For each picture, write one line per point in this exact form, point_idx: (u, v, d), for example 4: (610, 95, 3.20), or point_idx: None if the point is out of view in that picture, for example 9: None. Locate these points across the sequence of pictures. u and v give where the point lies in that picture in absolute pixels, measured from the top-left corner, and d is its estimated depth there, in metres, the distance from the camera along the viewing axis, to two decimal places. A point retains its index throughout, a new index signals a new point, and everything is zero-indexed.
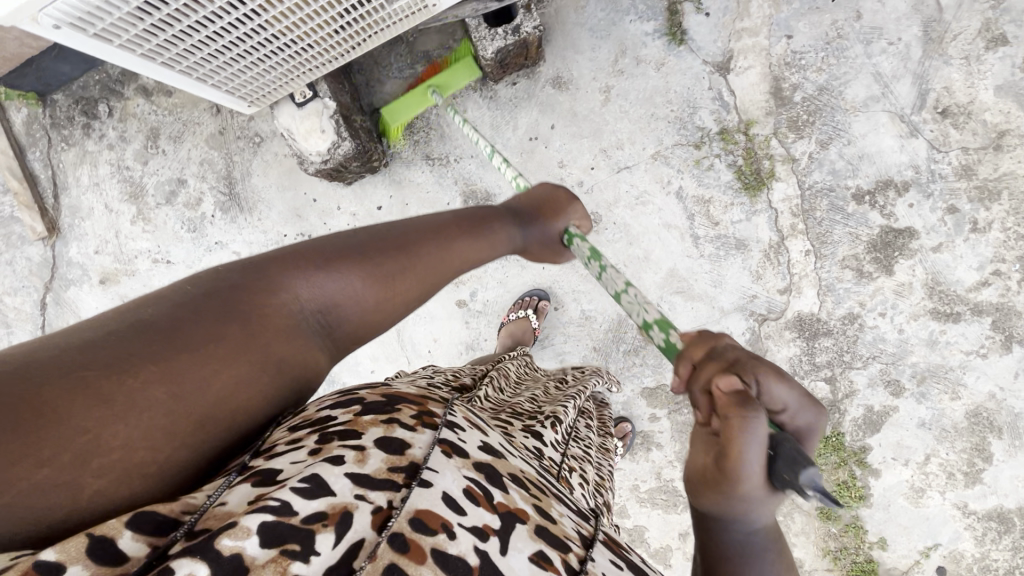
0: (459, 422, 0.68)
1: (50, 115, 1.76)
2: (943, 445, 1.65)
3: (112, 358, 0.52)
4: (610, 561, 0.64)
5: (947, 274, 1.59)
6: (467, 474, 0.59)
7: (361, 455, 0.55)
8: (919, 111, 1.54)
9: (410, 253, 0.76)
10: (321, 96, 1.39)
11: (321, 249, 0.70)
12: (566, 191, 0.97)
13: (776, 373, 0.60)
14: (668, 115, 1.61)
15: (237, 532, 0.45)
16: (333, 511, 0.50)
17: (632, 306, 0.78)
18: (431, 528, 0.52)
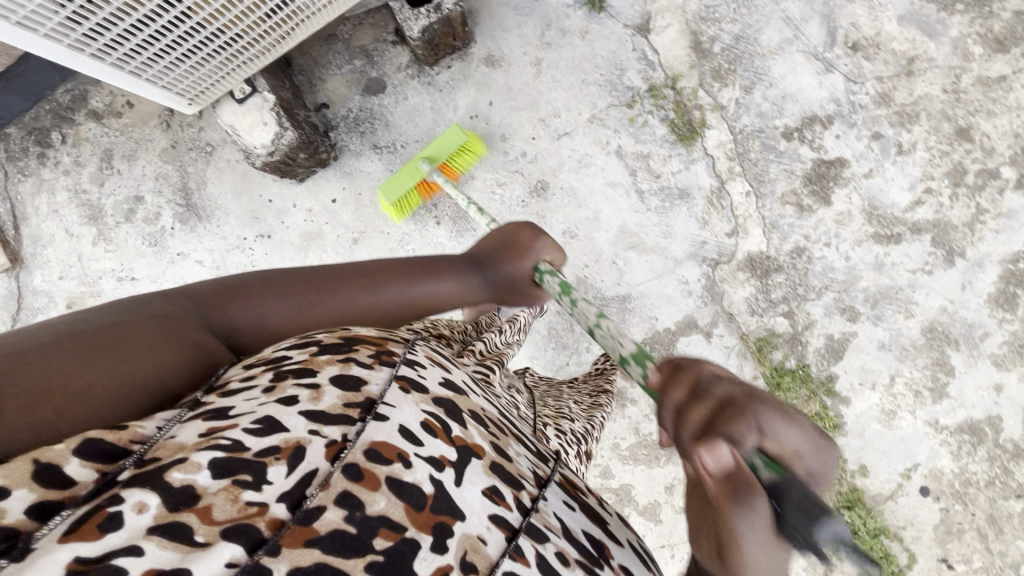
0: (420, 359, 0.72)
1: (4, 149, 1.80)
2: (906, 365, 1.69)
3: (71, 337, 0.63)
4: (564, 501, 0.70)
5: (882, 197, 1.66)
6: (425, 407, 0.64)
7: (316, 392, 0.60)
8: (832, 48, 1.63)
9: (350, 288, 0.86)
10: (261, 91, 1.46)
11: (258, 281, 0.81)
12: (532, 228, 1.04)
13: (778, 414, 0.59)
14: (598, 79, 1.69)
15: (188, 467, 0.51)
16: (286, 446, 0.55)
17: (607, 340, 0.91)
18: (386, 458, 0.57)
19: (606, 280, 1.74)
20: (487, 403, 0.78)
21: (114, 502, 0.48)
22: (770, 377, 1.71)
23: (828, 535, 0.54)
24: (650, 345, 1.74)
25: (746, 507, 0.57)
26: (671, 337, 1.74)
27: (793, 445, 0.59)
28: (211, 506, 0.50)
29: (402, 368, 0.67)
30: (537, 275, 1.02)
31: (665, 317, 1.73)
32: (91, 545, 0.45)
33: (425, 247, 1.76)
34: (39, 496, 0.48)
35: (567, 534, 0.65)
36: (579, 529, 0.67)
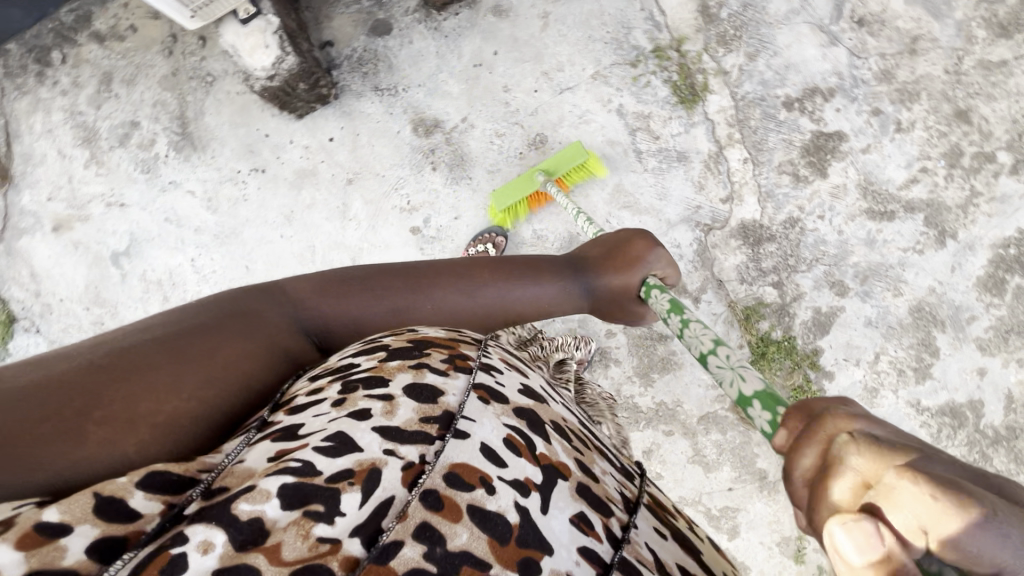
0: (496, 365, 0.78)
1: (4, 64, 1.79)
2: (891, 343, 1.69)
3: (123, 350, 0.70)
4: (654, 531, 0.71)
5: (878, 173, 1.66)
6: (507, 422, 0.68)
7: (390, 407, 0.65)
8: (837, 21, 1.64)
9: (437, 288, 0.92)
10: (265, 13, 1.44)
11: (336, 280, 0.89)
12: (644, 238, 1.09)
13: (938, 487, 0.45)
14: (604, 37, 1.69)
15: (255, 499, 0.55)
16: (360, 469, 0.59)
17: (693, 338, 0.99)
18: (469, 483, 0.60)
19: None
20: (566, 411, 0.83)
21: (178, 542, 0.51)
22: (755, 346, 1.70)
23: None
24: None
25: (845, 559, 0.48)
26: None
27: (979, 541, 0.44)
28: (281, 543, 0.53)
29: (480, 376, 0.72)
30: (642, 289, 1.08)
31: None
32: None
33: (419, 193, 1.75)
34: (101, 530, 0.51)
35: (661, 568, 0.65)
36: (674, 563, 0.68)
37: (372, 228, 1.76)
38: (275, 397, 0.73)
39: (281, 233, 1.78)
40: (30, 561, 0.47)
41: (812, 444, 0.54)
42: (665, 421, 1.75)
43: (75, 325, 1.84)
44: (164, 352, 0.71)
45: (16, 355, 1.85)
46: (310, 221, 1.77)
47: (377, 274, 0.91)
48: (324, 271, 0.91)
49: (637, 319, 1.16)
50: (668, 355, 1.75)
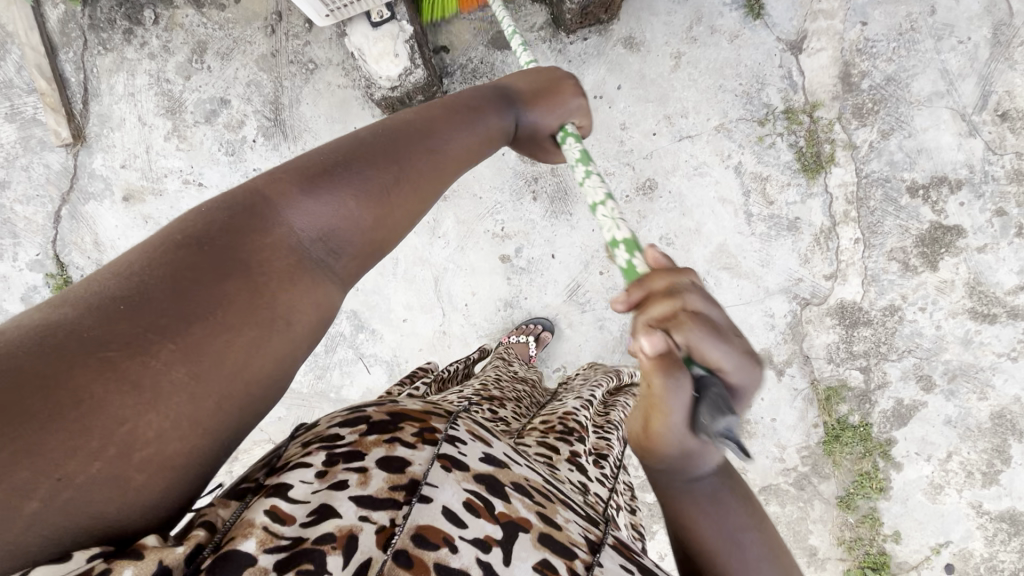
0: (462, 435, 0.58)
1: (89, 15, 1.64)
2: (965, 444, 1.68)
3: (113, 331, 0.39)
4: (620, 566, 0.56)
5: (988, 274, 1.62)
6: (468, 485, 0.52)
7: (362, 476, 0.48)
8: (980, 112, 1.57)
9: (406, 162, 0.58)
10: (399, 19, 1.33)
11: (318, 165, 0.53)
12: (573, 82, 0.82)
13: (713, 329, 0.54)
14: (735, 88, 1.60)
15: (256, 571, 0.39)
16: (341, 534, 0.44)
17: (606, 221, 0.72)
18: (434, 542, 0.46)
19: None
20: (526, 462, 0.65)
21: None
22: (830, 427, 1.69)
23: (723, 425, 0.52)
24: None
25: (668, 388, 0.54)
26: None
27: (727, 364, 0.55)
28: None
29: (444, 445, 0.54)
30: (561, 134, 0.80)
31: None
32: None
33: (515, 221, 1.67)
34: None
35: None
36: None
37: (459, 250, 1.70)
38: (270, 460, 0.52)
39: None
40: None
41: (666, 295, 0.55)
42: None
43: None
44: (169, 341, 0.40)
45: None
46: None
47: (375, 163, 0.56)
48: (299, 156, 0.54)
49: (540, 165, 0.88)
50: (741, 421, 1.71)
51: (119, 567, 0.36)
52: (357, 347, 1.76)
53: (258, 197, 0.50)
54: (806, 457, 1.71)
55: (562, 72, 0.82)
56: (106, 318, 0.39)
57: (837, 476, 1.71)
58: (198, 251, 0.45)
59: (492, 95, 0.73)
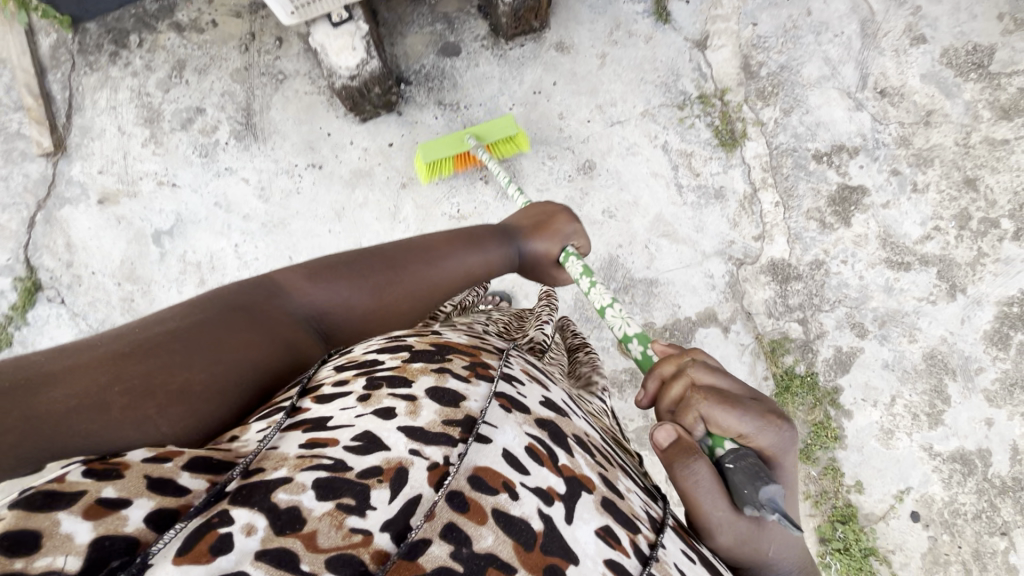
0: (517, 376, 0.74)
1: (79, 42, 1.84)
2: (906, 387, 1.77)
3: (150, 337, 0.64)
4: (682, 552, 0.68)
5: (896, 227, 1.80)
6: (529, 432, 0.64)
7: (413, 408, 0.60)
8: (862, 90, 1.83)
9: (399, 267, 0.93)
10: (356, 20, 1.55)
11: (325, 265, 0.88)
12: (567, 213, 1.15)
13: (723, 404, 0.79)
14: (654, 80, 1.84)
15: (293, 488, 0.50)
16: (387, 468, 0.54)
17: (616, 319, 1.12)
18: (492, 487, 0.56)
19: (637, 263, 1.81)
20: (587, 425, 0.79)
21: (225, 522, 0.46)
22: (779, 379, 1.77)
23: (768, 495, 0.72)
24: (669, 332, 1.79)
25: (697, 471, 0.76)
26: (691, 326, 1.80)
27: (744, 428, 0.78)
28: (315, 532, 0.48)
29: (501, 385, 0.69)
30: (562, 255, 1.15)
31: (687, 307, 1.80)
32: (203, 568, 0.43)
33: (470, 203, 1.82)
34: (158, 505, 0.45)
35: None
36: None
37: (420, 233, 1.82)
38: (302, 380, 0.68)
39: (329, 228, 1.82)
40: (97, 528, 0.42)
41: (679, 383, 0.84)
42: None
43: (104, 299, 1.81)
44: (187, 340, 0.65)
45: (37, 325, 1.80)
46: (359, 219, 1.82)
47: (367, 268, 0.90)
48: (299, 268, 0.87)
49: (552, 286, 1.22)
50: None
51: (97, 485, 0.44)
52: None
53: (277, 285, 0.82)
54: None
55: (559, 206, 1.16)
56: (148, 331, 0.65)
57: (793, 428, 1.77)
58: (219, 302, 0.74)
59: (497, 231, 1.08)
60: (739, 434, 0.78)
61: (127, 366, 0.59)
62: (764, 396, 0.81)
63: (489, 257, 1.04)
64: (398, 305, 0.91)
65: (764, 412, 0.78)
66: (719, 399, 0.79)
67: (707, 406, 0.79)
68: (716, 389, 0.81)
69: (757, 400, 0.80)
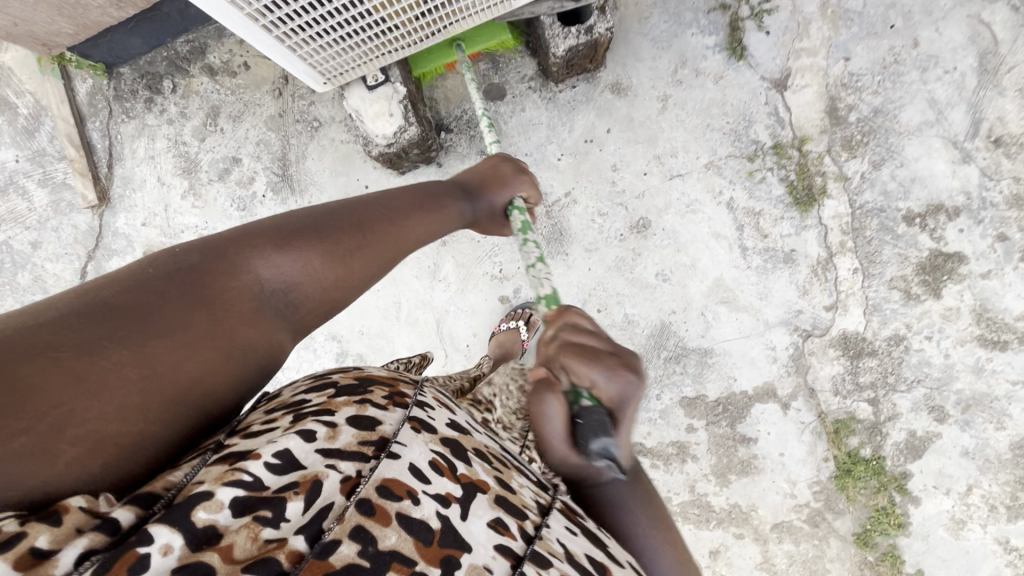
0: (428, 402, 0.73)
1: (114, 87, 1.79)
2: (986, 476, 1.62)
3: (87, 340, 0.53)
4: (565, 528, 0.68)
5: (995, 300, 1.58)
6: (433, 447, 0.63)
7: (333, 431, 0.59)
8: (973, 139, 1.56)
9: (365, 232, 0.80)
10: (393, 81, 1.42)
11: (287, 229, 0.74)
12: (517, 165, 1.08)
13: (581, 360, 0.76)
14: (723, 127, 1.64)
15: (213, 506, 0.49)
16: (304, 481, 0.54)
17: (534, 279, 0.99)
18: (397, 494, 0.56)
19: (691, 331, 1.68)
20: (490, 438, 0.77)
21: (144, 541, 0.46)
22: (841, 462, 1.65)
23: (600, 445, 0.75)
24: (722, 406, 1.69)
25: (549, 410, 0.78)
26: (747, 401, 1.68)
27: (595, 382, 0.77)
28: (232, 545, 0.49)
29: (414, 409, 0.68)
30: (508, 209, 1.06)
31: (744, 380, 1.68)
32: None
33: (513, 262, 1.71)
34: (90, 546, 0.45)
35: (568, 558, 0.63)
36: (581, 554, 0.65)
37: (460, 291, 1.75)
38: (232, 426, 0.62)
39: None
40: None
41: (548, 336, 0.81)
42: (737, 524, 1.71)
43: None
44: (131, 346, 0.55)
45: None
46: (398, 278, 1.76)
47: (327, 228, 0.77)
48: (241, 228, 0.72)
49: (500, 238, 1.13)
50: (748, 457, 1.69)
51: (33, 532, 0.44)
52: None
53: (237, 248, 0.69)
54: (817, 493, 1.67)
55: (502, 158, 1.08)
56: (83, 328, 0.54)
57: (852, 512, 1.66)
58: (169, 284, 0.61)
59: (454, 187, 1.00)
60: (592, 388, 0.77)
61: (54, 386, 0.50)
62: (623, 350, 0.79)
63: (447, 217, 0.95)
64: (365, 277, 0.80)
65: (618, 366, 0.77)
66: (577, 356, 0.76)
67: (566, 361, 0.77)
68: (580, 343, 0.78)
69: (616, 355, 0.78)
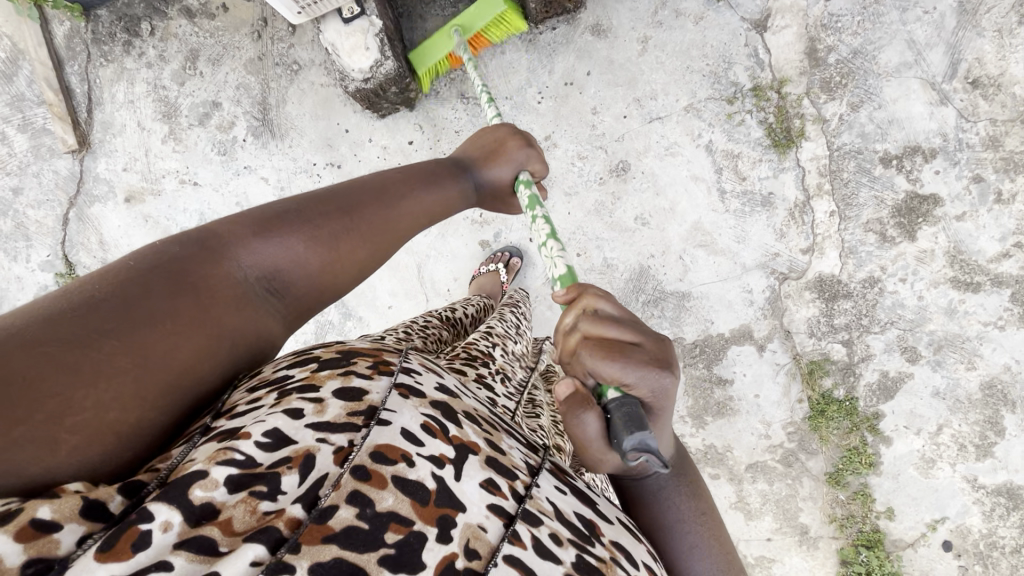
0: (415, 367, 0.67)
1: (92, 30, 1.77)
2: (956, 417, 1.65)
3: (80, 332, 0.49)
4: (556, 487, 0.63)
5: (969, 243, 1.60)
6: (424, 411, 0.59)
7: (321, 405, 0.55)
8: (951, 80, 1.56)
9: (356, 217, 0.72)
10: (368, 14, 1.41)
11: (270, 215, 0.67)
12: (519, 136, 0.93)
13: (605, 352, 0.62)
14: (703, 69, 1.63)
15: (207, 483, 0.46)
16: (297, 455, 0.50)
17: (547, 260, 0.86)
18: (391, 458, 0.52)
19: (669, 275, 1.70)
20: (479, 403, 0.73)
21: (143, 518, 0.42)
22: (815, 403, 1.68)
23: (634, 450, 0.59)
24: (699, 348, 1.71)
25: (580, 422, 0.65)
26: (723, 343, 1.70)
27: (626, 377, 0.62)
28: (231, 519, 0.45)
29: (401, 376, 0.62)
30: (516, 184, 0.92)
31: (721, 323, 1.70)
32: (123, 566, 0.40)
33: None
34: (89, 530, 0.42)
35: (559, 516, 0.58)
36: (571, 512, 0.60)
37: (440, 236, 1.75)
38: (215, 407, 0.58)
39: None
40: (28, 551, 0.39)
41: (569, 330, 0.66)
42: (712, 464, 1.75)
43: None
44: (122, 339, 0.51)
45: None
46: None
47: (313, 213, 0.69)
48: (226, 217, 0.66)
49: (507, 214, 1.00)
50: (725, 400, 1.72)
51: (30, 506, 0.41)
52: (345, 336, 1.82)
53: (218, 238, 0.63)
54: (792, 433, 1.70)
55: (510, 130, 0.94)
56: (75, 321, 0.50)
57: (824, 452, 1.69)
58: (159, 274, 0.57)
59: (445, 164, 0.88)
60: (621, 384, 0.63)
61: (43, 377, 0.46)
62: (652, 340, 0.64)
63: (447, 201, 0.85)
64: (356, 261, 0.72)
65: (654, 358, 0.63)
66: (599, 349, 0.62)
67: (588, 358, 0.63)
68: (604, 331, 0.64)
69: (644, 344, 0.64)
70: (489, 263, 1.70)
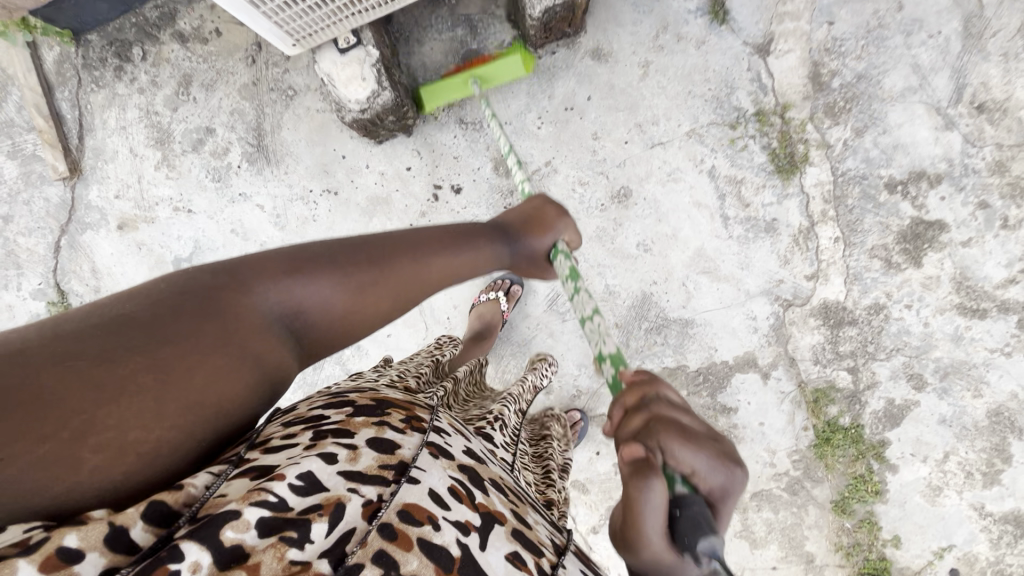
0: (445, 427, 0.66)
1: (83, 55, 1.74)
2: (963, 444, 1.63)
3: (111, 345, 0.51)
4: (581, 571, 0.58)
5: (975, 269, 1.58)
6: (453, 474, 0.57)
7: (354, 453, 0.53)
8: (956, 105, 1.54)
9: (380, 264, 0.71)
10: (365, 44, 1.39)
11: (298, 254, 0.67)
12: (555, 205, 0.88)
13: (683, 437, 0.59)
14: (705, 94, 1.61)
15: (240, 524, 0.44)
16: (328, 503, 0.48)
17: (594, 335, 0.81)
18: (417, 519, 0.50)
19: (672, 301, 1.68)
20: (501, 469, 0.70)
21: (173, 557, 0.41)
22: (820, 431, 1.66)
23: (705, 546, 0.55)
24: (703, 376, 1.69)
25: (645, 505, 0.58)
26: (727, 371, 1.68)
27: (698, 467, 0.58)
28: (260, 564, 0.43)
29: (432, 435, 0.61)
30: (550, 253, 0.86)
31: (725, 350, 1.68)
32: None
33: None
34: (110, 562, 0.41)
35: None
36: None
37: None
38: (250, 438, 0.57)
39: None
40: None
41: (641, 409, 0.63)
42: None
43: None
44: (146, 358, 0.52)
45: None
46: None
47: (338, 255, 0.69)
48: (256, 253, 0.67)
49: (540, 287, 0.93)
50: (729, 427, 1.70)
51: (59, 533, 0.41)
52: (343, 364, 1.79)
53: (246, 274, 0.63)
54: (797, 461, 1.68)
55: (546, 201, 0.88)
56: (106, 336, 0.52)
57: (830, 480, 1.67)
58: (183, 300, 0.58)
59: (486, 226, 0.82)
60: (690, 472, 0.58)
61: (69, 389, 0.48)
62: (722, 438, 0.62)
63: (478, 259, 0.80)
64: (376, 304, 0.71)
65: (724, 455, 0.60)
66: (681, 434, 0.58)
67: (667, 440, 0.58)
68: (678, 416, 0.61)
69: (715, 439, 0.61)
70: (488, 291, 1.69)
